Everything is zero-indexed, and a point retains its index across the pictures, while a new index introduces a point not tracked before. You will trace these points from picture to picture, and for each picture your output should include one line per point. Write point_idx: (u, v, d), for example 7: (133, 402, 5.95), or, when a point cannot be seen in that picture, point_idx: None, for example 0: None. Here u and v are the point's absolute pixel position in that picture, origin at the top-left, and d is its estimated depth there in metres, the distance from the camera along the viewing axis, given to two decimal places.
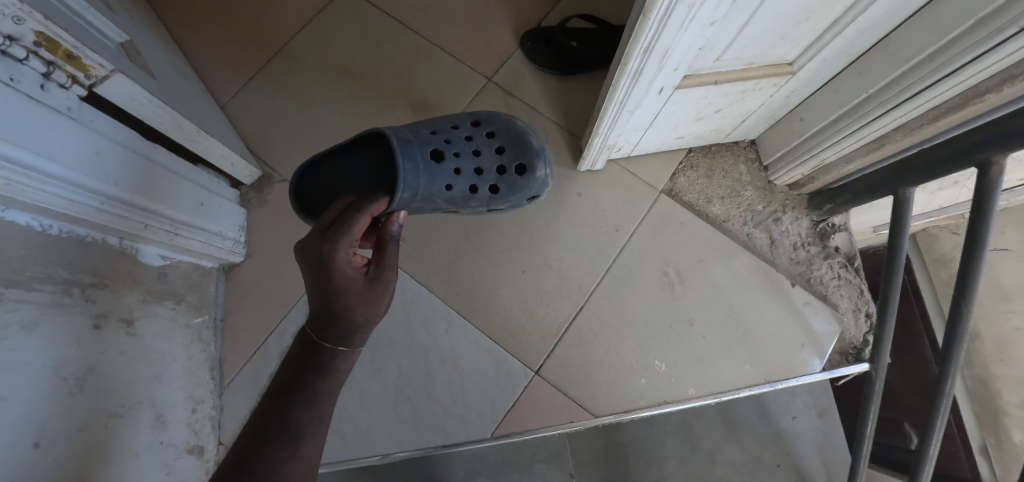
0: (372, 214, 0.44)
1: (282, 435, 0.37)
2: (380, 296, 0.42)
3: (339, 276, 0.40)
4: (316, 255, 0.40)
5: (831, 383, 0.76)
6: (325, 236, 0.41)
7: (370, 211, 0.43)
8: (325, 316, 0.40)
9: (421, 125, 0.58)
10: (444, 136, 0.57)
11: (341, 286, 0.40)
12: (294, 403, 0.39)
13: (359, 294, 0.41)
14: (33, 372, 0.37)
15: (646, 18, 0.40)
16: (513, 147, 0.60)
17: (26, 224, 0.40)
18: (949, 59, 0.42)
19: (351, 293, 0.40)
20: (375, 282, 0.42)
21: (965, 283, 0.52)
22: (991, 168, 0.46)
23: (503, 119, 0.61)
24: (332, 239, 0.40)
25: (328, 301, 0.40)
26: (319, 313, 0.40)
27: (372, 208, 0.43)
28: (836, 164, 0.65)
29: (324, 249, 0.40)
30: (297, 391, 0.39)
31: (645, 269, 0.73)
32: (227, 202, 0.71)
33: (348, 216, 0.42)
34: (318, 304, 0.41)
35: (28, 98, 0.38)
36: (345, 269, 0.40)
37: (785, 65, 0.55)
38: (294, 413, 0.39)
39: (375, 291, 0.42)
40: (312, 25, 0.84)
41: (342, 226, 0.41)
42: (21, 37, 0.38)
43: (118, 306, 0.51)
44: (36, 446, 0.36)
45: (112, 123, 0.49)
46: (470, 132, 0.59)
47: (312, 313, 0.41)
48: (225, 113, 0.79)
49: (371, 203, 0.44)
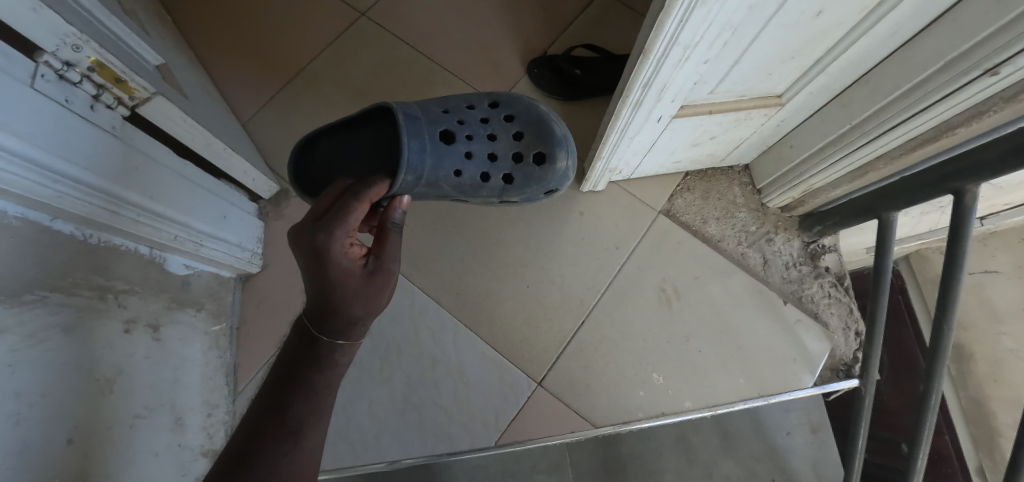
0: (370, 200, 0.44)
1: (282, 430, 0.39)
2: (379, 288, 0.43)
3: (335, 266, 0.41)
4: (312, 244, 0.41)
5: (824, 399, 0.78)
6: (320, 224, 0.41)
7: (367, 197, 0.43)
8: (323, 308, 0.40)
9: (435, 103, 0.59)
10: (457, 117, 0.58)
11: (338, 278, 0.41)
12: (293, 398, 0.40)
13: (357, 285, 0.41)
14: (69, 372, 0.40)
15: (646, 56, 0.44)
16: (531, 134, 0.60)
17: (70, 234, 0.44)
18: (923, 96, 0.46)
19: (349, 285, 0.41)
20: (374, 273, 0.43)
21: (946, 304, 0.55)
22: (966, 195, 0.50)
23: (524, 103, 0.62)
24: (328, 228, 0.41)
25: (325, 292, 0.41)
26: (317, 305, 0.41)
27: (370, 194, 0.44)
28: (824, 189, 0.69)
29: (319, 238, 0.41)
30: (296, 385, 0.40)
31: (644, 285, 0.77)
32: (246, 215, 0.74)
33: (344, 203, 0.42)
34: (316, 295, 0.41)
35: (79, 118, 0.42)
36: (339, 258, 0.41)
37: (774, 97, 0.59)
38: (293, 408, 0.40)
39: (374, 283, 0.42)
40: (331, 49, 0.89)
41: (337, 213, 0.41)
42: (77, 63, 0.42)
43: (146, 312, 0.53)
44: (70, 442, 0.39)
45: (148, 140, 0.53)
46: (486, 115, 0.60)
47: (309, 304, 0.41)
48: (247, 131, 0.83)
49: (370, 188, 0.44)
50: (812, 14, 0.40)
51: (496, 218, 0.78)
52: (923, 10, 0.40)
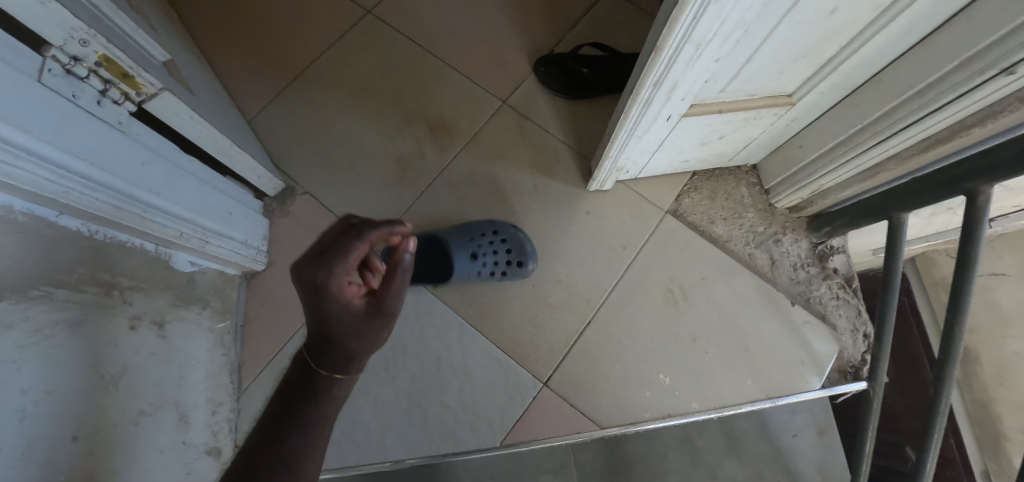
0: (372, 240, 0.37)
1: (272, 469, 0.32)
2: (381, 331, 0.37)
3: (331, 305, 0.35)
4: (308, 280, 0.35)
5: (831, 401, 0.77)
6: (319, 258, 0.36)
7: (368, 237, 0.37)
8: (320, 344, 0.36)
9: (457, 231, 0.75)
10: (473, 246, 0.73)
11: (336, 316, 0.35)
12: (289, 432, 0.34)
13: (356, 326, 0.36)
14: (77, 369, 0.40)
15: (658, 54, 0.44)
16: (520, 256, 0.74)
17: (76, 229, 0.43)
18: (936, 96, 0.45)
19: (348, 326, 0.36)
20: (376, 316, 0.36)
21: (958, 306, 0.55)
22: (979, 196, 0.49)
23: (518, 236, 0.75)
24: (326, 263, 0.35)
25: (322, 330, 0.36)
26: (315, 338, 0.36)
27: (371, 235, 0.37)
28: (833, 189, 0.68)
29: (315, 275, 0.35)
30: (289, 420, 0.34)
31: (651, 285, 0.76)
32: (252, 213, 0.74)
33: (343, 240, 0.36)
34: (314, 328, 0.36)
35: (86, 113, 0.42)
36: (338, 298, 0.35)
37: (785, 96, 0.58)
38: (287, 444, 0.34)
39: (375, 326, 0.36)
40: (337, 47, 0.89)
41: (336, 252, 0.35)
42: (84, 58, 0.42)
43: (151, 309, 0.53)
44: (75, 439, 0.38)
45: (155, 136, 0.52)
46: (493, 247, 0.73)
47: (309, 335, 0.36)
48: (252, 128, 0.83)
49: (371, 227, 0.37)
50: (825, 12, 0.40)
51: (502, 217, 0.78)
52: (939, 8, 0.39)
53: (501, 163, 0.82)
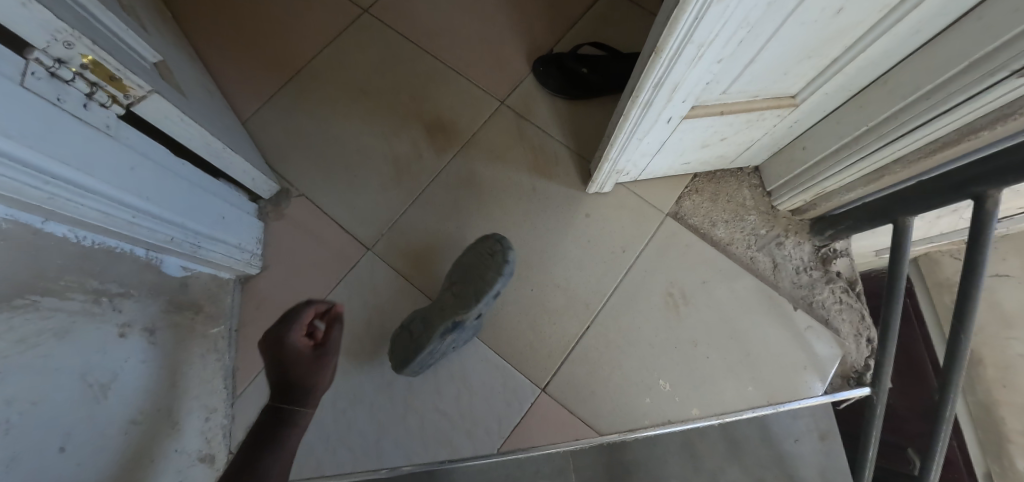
0: (309, 315, 0.53)
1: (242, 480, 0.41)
2: (324, 368, 0.52)
3: (289, 353, 0.50)
4: (273, 341, 0.51)
5: (834, 407, 0.76)
6: (278, 325, 0.52)
7: (307, 312, 0.53)
8: (285, 387, 0.49)
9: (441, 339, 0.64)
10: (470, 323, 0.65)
11: (292, 361, 0.50)
12: (260, 459, 0.43)
13: (308, 364, 0.51)
14: (65, 378, 0.40)
15: (658, 56, 0.42)
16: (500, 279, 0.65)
17: (62, 236, 0.43)
18: (944, 98, 0.44)
19: (302, 365, 0.51)
20: (320, 357, 0.52)
21: (964, 312, 0.53)
22: (987, 200, 0.48)
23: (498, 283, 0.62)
24: (285, 327, 0.51)
25: (285, 374, 0.50)
26: (280, 386, 0.49)
27: (309, 309, 0.53)
28: (837, 192, 0.67)
29: (277, 335, 0.51)
30: (254, 454, 0.43)
31: (651, 288, 0.75)
32: (247, 216, 0.73)
33: (293, 311, 0.53)
34: (276, 381, 0.50)
35: (72, 117, 0.41)
36: (292, 348, 0.50)
37: (788, 98, 0.57)
38: (259, 466, 0.42)
39: (320, 363, 0.52)
40: (334, 46, 0.88)
41: (291, 316, 0.52)
42: (69, 60, 0.41)
43: (142, 315, 0.52)
44: (63, 449, 0.38)
45: (144, 139, 0.51)
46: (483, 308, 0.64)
47: (274, 388, 0.49)
48: (247, 129, 0.82)
49: (307, 306, 0.53)
50: (831, 12, 0.39)
51: (501, 220, 0.77)
52: (948, 7, 0.38)
53: (499, 164, 0.81)
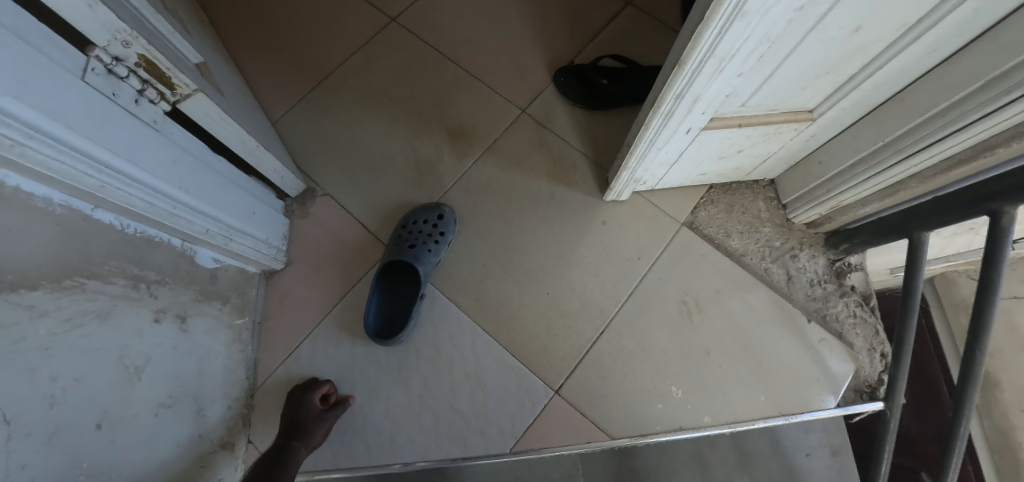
0: (323, 388, 0.68)
1: None
2: (323, 428, 0.65)
3: (306, 406, 0.66)
4: (297, 398, 0.67)
5: (846, 420, 0.74)
6: (302, 391, 0.68)
7: (320, 388, 0.68)
8: (281, 449, 0.61)
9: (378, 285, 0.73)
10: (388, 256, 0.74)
11: (305, 416, 0.65)
12: None
13: (314, 420, 0.65)
14: (104, 358, 0.42)
15: (681, 69, 0.44)
16: (416, 219, 0.76)
17: (109, 223, 0.45)
18: (960, 115, 0.45)
19: (312, 415, 0.65)
20: (329, 410, 0.67)
21: (979, 327, 0.54)
22: (1002, 217, 0.48)
23: (405, 223, 0.77)
24: (308, 389, 0.68)
25: (287, 437, 0.63)
26: (276, 452, 0.61)
27: (321, 388, 0.68)
28: (853, 206, 0.68)
29: (301, 396, 0.67)
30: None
31: (665, 296, 0.76)
32: (274, 213, 0.75)
33: (310, 385, 0.68)
34: (275, 447, 0.62)
35: (123, 111, 0.43)
36: (305, 406, 0.65)
37: (805, 112, 0.58)
38: None
39: (324, 422, 0.66)
40: (362, 53, 0.91)
41: (310, 385, 0.68)
42: (126, 59, 0.43)
43: (175, 303, 0.54)
44: (98, 426, 0.40)
45: (186, 136, 0.54)
46: (392, 243, 0.75)
47: (268, 455, 0.60)
48: (277, 130, 0.85)
49: (318, 387, 0.68)
50: (849, 30, 0.40)
51: (518, 224, 0.79)
52: (963, 28, 0.39)
53: (518, 171, 0.82)
